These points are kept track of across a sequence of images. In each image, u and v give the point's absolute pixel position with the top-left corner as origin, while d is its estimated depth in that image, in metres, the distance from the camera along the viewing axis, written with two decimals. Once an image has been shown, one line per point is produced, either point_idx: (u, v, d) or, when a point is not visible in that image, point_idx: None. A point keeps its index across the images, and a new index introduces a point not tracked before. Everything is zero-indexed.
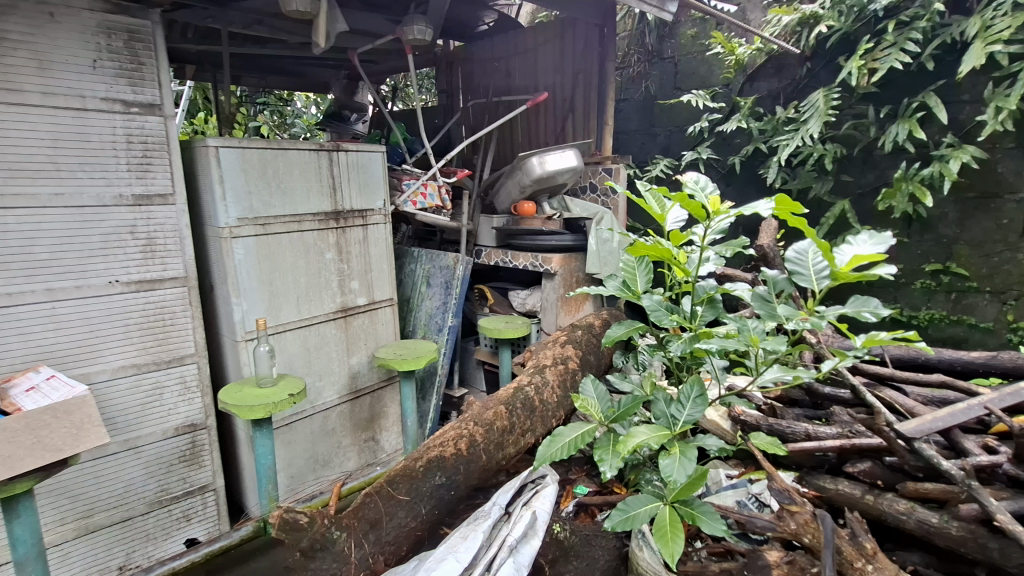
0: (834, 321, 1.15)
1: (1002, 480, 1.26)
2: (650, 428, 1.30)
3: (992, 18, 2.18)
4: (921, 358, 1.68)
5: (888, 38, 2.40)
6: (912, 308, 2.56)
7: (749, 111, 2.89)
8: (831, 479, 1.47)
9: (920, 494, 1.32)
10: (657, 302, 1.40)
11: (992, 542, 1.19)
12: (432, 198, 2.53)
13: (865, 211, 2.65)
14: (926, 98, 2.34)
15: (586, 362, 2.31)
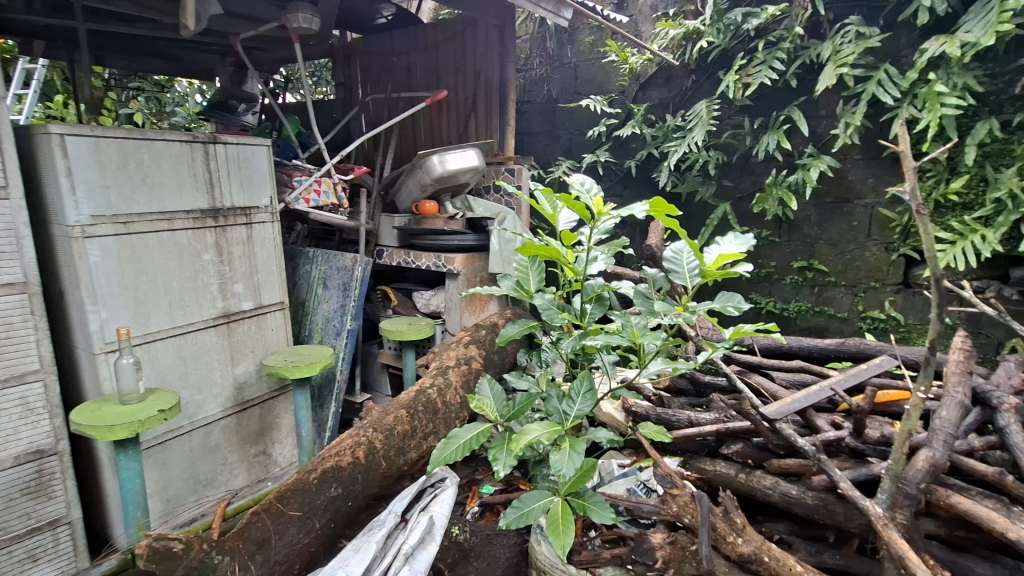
0: (705, 315, 1.23)
1: (846, 452, 1.42)
2: (543, 424, 1.33)
3: (841, 43, 2.47)
4: (785, 346, 1.85)
5: (759, 56, 2.65)
6: (784, 301, 2.84)
7: (642, 118, 3.05)
8: (710, 461, 1.60)
9: (783, 470, 1.46)
10: (548, 301, 1.43)
11: (838, 507, 1.34)
12: (327, 196, 2.42)
13: (743, 213, 2.91)
14: (791, 112, 2.61)
15: (490, 362, 2.32)
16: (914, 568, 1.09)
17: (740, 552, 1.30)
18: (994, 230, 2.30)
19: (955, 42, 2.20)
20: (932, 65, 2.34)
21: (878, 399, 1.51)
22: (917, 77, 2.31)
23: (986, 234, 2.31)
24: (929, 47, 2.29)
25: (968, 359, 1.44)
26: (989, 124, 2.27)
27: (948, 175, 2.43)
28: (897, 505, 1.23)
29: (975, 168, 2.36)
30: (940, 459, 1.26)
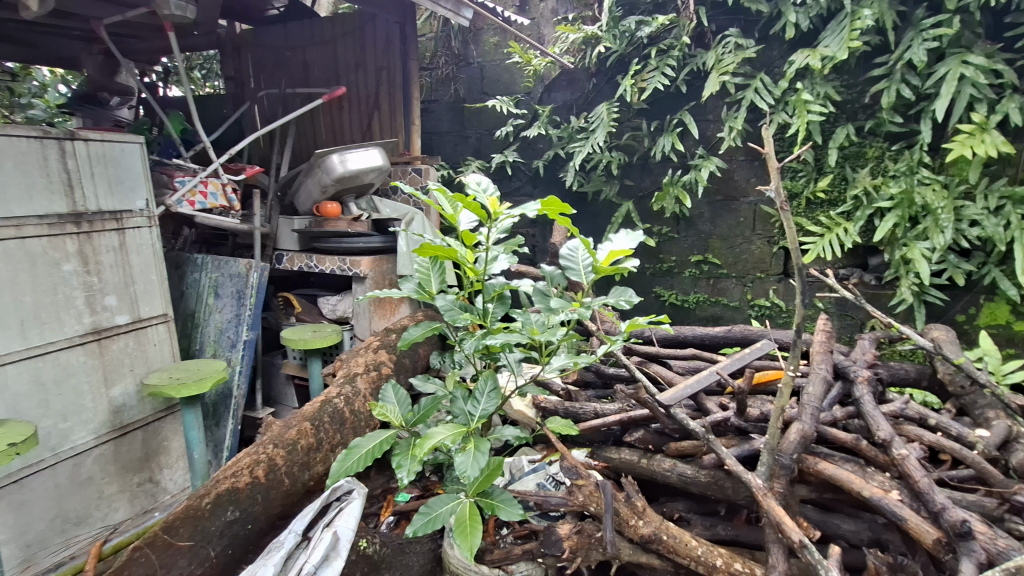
0: (600, 310, 1.28)
1: (733, 431, 1.54)
2: (448, 427, 1.31)
3: (723, 53, 2.67)
4: (679, 335, 1.97)
5: (652, 62, 2.80)
6: (684, 293, 3.03)
7: (547, 119, 3.13)
8: (615, 449, 1.68)
9: (680, 452, 1.56)
10: (450, 301, 1.43)
11: (727, 482, 1.45)
12: (215, 198, 2.28)
13: (644, 211, 3.07)
14: (682, 116, 2.79)
15: (401, 366, 2.26)
16: (789, 530, 1.21)
17: (642, 534, 1.37)
18: (854, 223, 2.60)
19: (816, 56, 2.47)
20: (799, 75, 2.60)
21: (759, 379, 1.65)
22: (788, 86, 2.56)
23: (848, 227, 2.61)
24: (796, 59, 2.54)
25: (829, 338, 1.62)
26: (846, 130, 2.57)
27: (816, 174, 2.71)
28: (775, 475, 1.36)
29: (837, 168, 2.65)
30: (808, 430, 1.40)
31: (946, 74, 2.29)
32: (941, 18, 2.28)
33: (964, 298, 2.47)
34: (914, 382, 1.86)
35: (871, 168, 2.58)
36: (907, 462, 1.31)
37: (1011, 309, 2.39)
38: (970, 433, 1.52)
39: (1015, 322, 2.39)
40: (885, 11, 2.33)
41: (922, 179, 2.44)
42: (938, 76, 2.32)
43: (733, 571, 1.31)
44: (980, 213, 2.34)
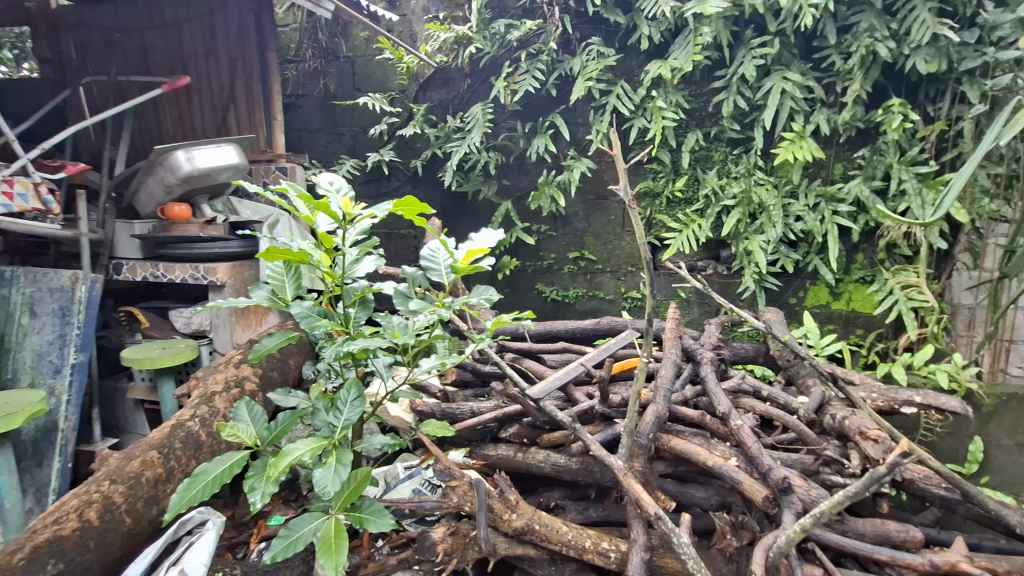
0: (461, 309, 1.30)
1: (599, 418, 1.63)
2: (308, 440, 1.26)
3: (588, 59, 2.82)
4: (552, 330, 2.04)
5: (523, 65, 2.88)
6: (564, 288, 3.15)
7: (423, 118, 3.08)
8: (492, 446, 1.72)
9: (552, 442, 1.63)
10: (308, 308, 1.35)
11: (594, 466, 1.53)
12: (24, 199, 1.98)
13: (522, 211, 3.15)
14: (554, 119, 2.91)
15: (269, 380, 2.08)
16: (646, 505, 1.30)
17: (515, 527, 1.40)
18: (706, 220, 2.87)
19: (667, 67, 2.70)
20: (655, 84, 2.83)
21: (621, 365, 1.76)
22: (645, 93, 2.78)
23: (701, 223, 2.88)
24: (650, 69, 2.76)
25: (679, 325, 1.77)
26: (696, 135, 2.83)
27: (673, 175, 2.95)
28: (634, 454, 1.46)
29: (690, 170, 2.92)
30: (661, 410, 1.52)
31: (772, 88, 2.63)
32: (765, 39, 2.61)
33: (795, 282, 2.84)
34: (753, 359, 2.09)
35: (717, 170, 2.87)
36: (741, 431, 1.47)
37: (830, 290, 2.79)
38: (794, 400, 1.76)
39: (833, 301, 2.78)
40: (721, 30, 2.61)
41: (757, 180, 2.78)
42: (765, 90, 2.66)
43: (601, 550, 1.40)
44: (802, 209, 2.72)
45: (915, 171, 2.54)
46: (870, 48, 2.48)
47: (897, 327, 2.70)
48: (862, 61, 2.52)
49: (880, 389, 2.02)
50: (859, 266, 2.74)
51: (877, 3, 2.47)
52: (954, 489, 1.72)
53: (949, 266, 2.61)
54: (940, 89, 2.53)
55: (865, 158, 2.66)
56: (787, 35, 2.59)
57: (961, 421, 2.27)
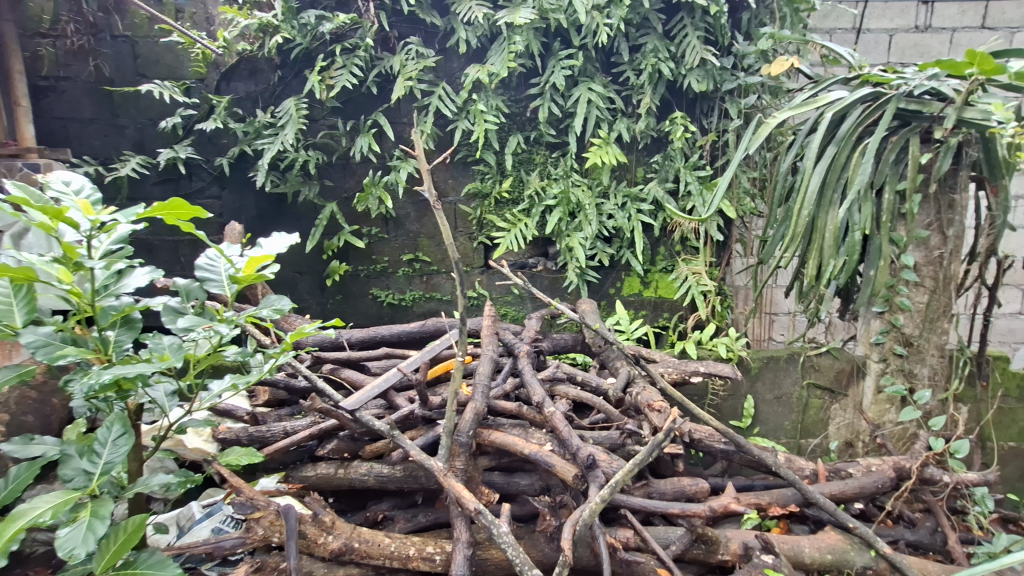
0: (248, 322, 1.23)
1: (422, 421, 1.62)
2: (54, 496, 1.08)
3: (407, 58, 2.80)
4: (374, 336, 1.98)
5: (338, 60, 2.75)
6: (401, 292, 3.07)
7: (226, 111, 2.78)
8: (311, 466, 1.62)
9: (374, 453, 1.58)
10: (48, 335, 1.13)
11: (418, 472, 1.51)
12: None
13: (349, 212, 3.00)
14: (376, 117, 2.84)
15: (21, 426, 1.66)
16: (467, 502, 1.32)
17: (331, 549, 1.34)
18: (532, 219, 3.03)
19: (484, 71, 2.80)
20: (475, 87, 2.91)
21: (439, 366, 1.77)
22: (466, 96, 2.85)
23: (527, 222, 3.03)
24: (469, 72, 2.83)
25: (496, 320, 1.82)
26: (517, 138, 2.98)
27: (499, 176, 3.06)
28: (455, 453, 1.47)
29: (514, 172, 3.05)
30: (480, 406, 1.56)
31: (579, 97, 2.87)
32: (571, 52, 2.83)
33: (612, 274, 3.13)
34: (572, 348, 2.24)
35: (539, 172, 3.04)
36: (553, 417, 1.57)
37: (641, 280, 3.13)
38: (603, 382, 1.93)
39: (644, 290, 3.13)
40: (532, 39, 2.77)
41: (574, 182, 3.01)
42: (574, 98, 2.90)
43: (426, 555, 1.38)
44: (613, 208, 3.01)
45: (696, 175, 2.97)
46: (655, 66, 2.84)
47: (693, 308, 3.13)
48: (650, 78, 2.87)
49: (675, 363, 2.32)
50: (661, 258, 3.12)
51: (658, 28, 2.83)
52: (729, 441, 2.06)
53: (726, 255, 3.10)
54: (710, 106, 2.99)
55: (659, 162, 3.04)
56: (589, 49, 2.84)
57: (737, 383, 2.73)
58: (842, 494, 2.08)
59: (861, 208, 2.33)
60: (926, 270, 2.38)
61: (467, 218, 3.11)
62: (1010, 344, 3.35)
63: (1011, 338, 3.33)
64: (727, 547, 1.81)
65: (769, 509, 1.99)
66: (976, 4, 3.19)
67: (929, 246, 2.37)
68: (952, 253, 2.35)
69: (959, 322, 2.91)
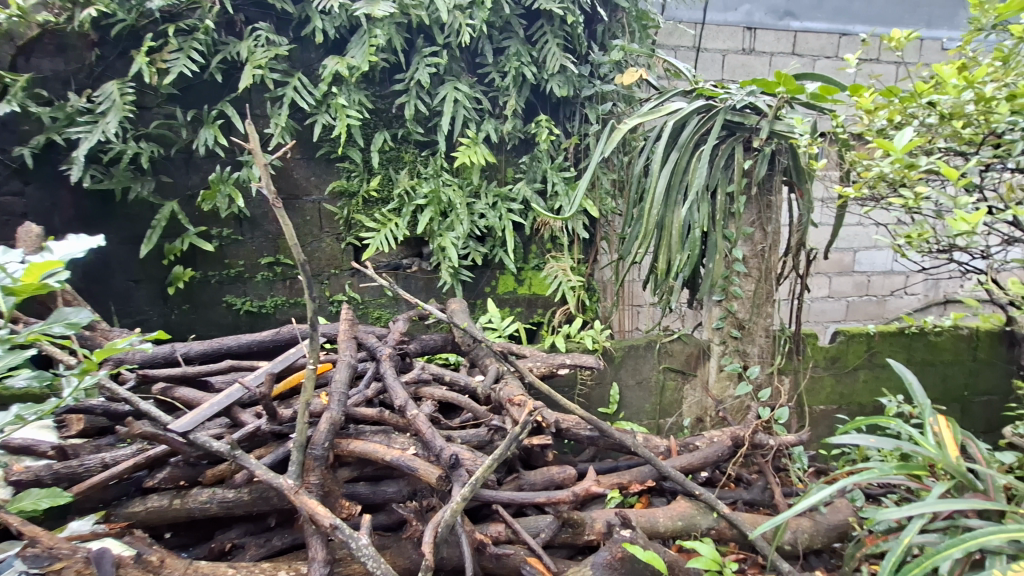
0: (29, 339, 1.11)
1: (271, 437, 1.51)
2: None
3: (255, 46, 2.60)
4: (219, 346, 1.84)
5: (172, 42, 2.47)
6: (260, 298, 2.82)
7: (26, 92, 2.36)
8: (140, 500, 1.42)
9: (216, 477, 1.44)
10: None
11: (269, 492, 1.40)
12: None
13: (194, 212, 2.70)
14: (223, 108, 2.60)
15: None
16: (321, 519, 1.25)
17: None
18: (402, 218, 2.96)
19: (344, 64, 2.68)
20: (335, 81, 2.78)
21: (287, 382, 1.66)
22: (325, 89, 2.72)
23: (397, 222, 2.95)
24: (328, 64, 2.70)
25: (354, 324, 1.76)
26: (383, 135, 2.90)
27: (366, 175, 2.95)
28: (309, 468, 1.39)
29: (382, 170, 2.96)
30: (336, 415, 1.49)
31: (445, 96, 2.87)
32: (435, 50, 2.82)
33: (486, 273, 3.17)
34: (442, 348, 2.22)
35: (408, 170, 2.98)
36: (415, 420, 1.55)
37: (515, 278, 3.20)
38: (470, 380, 1.94)
39: (519, 287, 3.21)
40: (394, 34, 2.71)
41: (444, 181, 2.99)
42: (440, 97, 2.88)
43: None
44: (484, 208, 3.04)
45: (562, 176, 3.11)
46: (519, 69, 2.92)
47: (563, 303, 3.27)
48: (515, 81, 2.94)
49: (543, 357, 2.41)
50: (534, 256, 3.22)
51: (520, 33, 2.91)
52: (593, 427, 2.18)
53: (592, 251, 3.28)
54: (572, 111, 3.14)
55: (527, 163, 3.13)
56: (453, 48, 2.84)
57: (602, 372, 2.90)
58: (690, 465, 2.30)
59: (699, 207, 2.61)
60: (753, 262, 2.73)
61: (334, 218, 2.96)
62: (821, 322, 3.96)
63: (822, 318, 3.94)
64: (592, 527, 1.91)
65: (629, 487, 2.15)
66: (787, 33, 3.73)
67: (754, 241, 2.71)
68: (771, 246, 2.72)
69: (782, 306, 3.37)
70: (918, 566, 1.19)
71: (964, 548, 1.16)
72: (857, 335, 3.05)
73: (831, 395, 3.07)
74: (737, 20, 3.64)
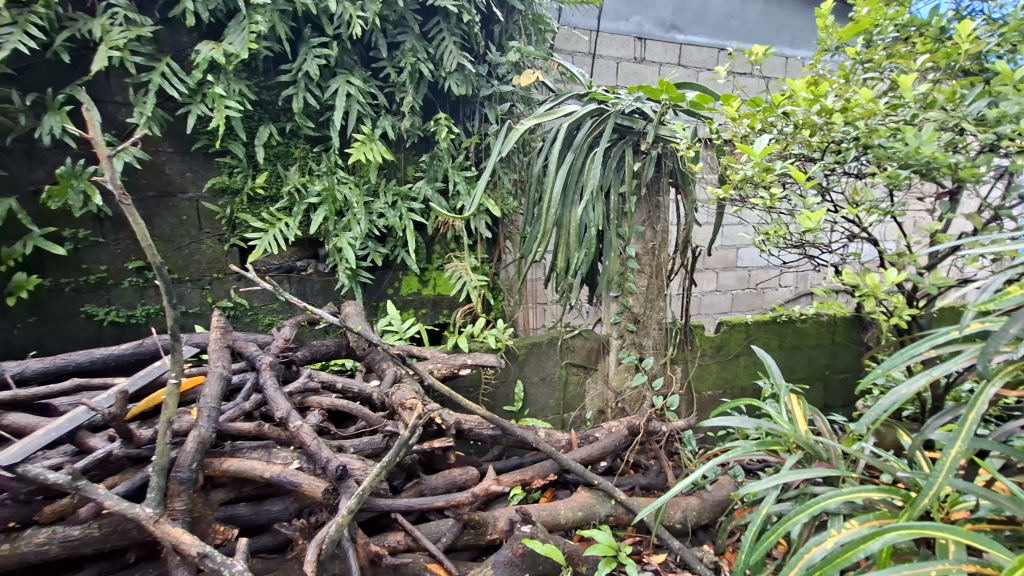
0: None
1: (128, 463, 1.35)
2: None
3: (111, 24, 2.33)
4: (66, 362, 1.69)
5: (4, 14, 2.14)
6: (128, 307, 2.52)
7: None
8: None
9: (57, 514, 1.25)
10: None
11: (124, 524, 1.24)
12: None
13: (40, 211, 2.36)
14: (72, 92, 2.29)
15: None
16: (187, 548, 1.13)
17: None
18: (293, 218, 2.78)
19: (220, 50, 2.47)
20: (210, 68, 2.56)
21: (146, 401, 1.52)
22: (199, 77, 2.49)
23: (288, 221, 2.77)
24: (201, 50, 2.48)
25: (226, 334, 1.64)
26: (268, 129, 2.70)
27: (251, 171, 2.74)
28: (173, 494, 1.25)
29: (269, 166, 2.77)
30: (205, 433, 1.36)
31: (337, 90, 2.74)
32: (324, 40, 2.68)
33: (388, 274, 3.07)
34: (336, 354, 2.11)
35: (298, 167, 2.81)
36: (299, 432, 1.46)
37: (418, 279, 3.13)
38: (363, 386, 1.86)
39: (422, 288, 3.14)
40: (277, 21, 2.54)
41: (340, 179, 2.85)
42: (332, 90, 2.75)
43: None
44: (383, 207, 2.94)
45: (463, 175, 3.09)
46: (415, 66, 2.85)
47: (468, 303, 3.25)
48: (411, 77, 2.87)
49: (444, 358, 2.37)
50: (437, 256, 3.17)
51: (415, 28, 2.85)
52: (495, 426, 2.18)
53: (496, 251, 3.29)
54: (471, 110, 3.13)
55: (427, 162, 3.07)
56: (344, 40, 2.72)
57: (505, 370, 2.92)
58: (590, 456, 2.38)
59: (594, 207, 2.70)
60: (645, 259, 2.87)
61: (215, 218, 2.72)
62: (709, 314, 4.28)
63: (710, 310, 4.26)
64: (494, 527, 1.90)
65: (531, 483, 2.17)
66: (673, 45, 3.98)
67: (646, 239, 2.85)
68: (661, 244, 2.88)
69: (674, 300, 3.60)
70: (774, 533, 1.31)
71: (810, 513, 1.29)
72: (738, 325, 3.33)
73: (717, 381, 3.33)
74: (628, 30, 3.83)
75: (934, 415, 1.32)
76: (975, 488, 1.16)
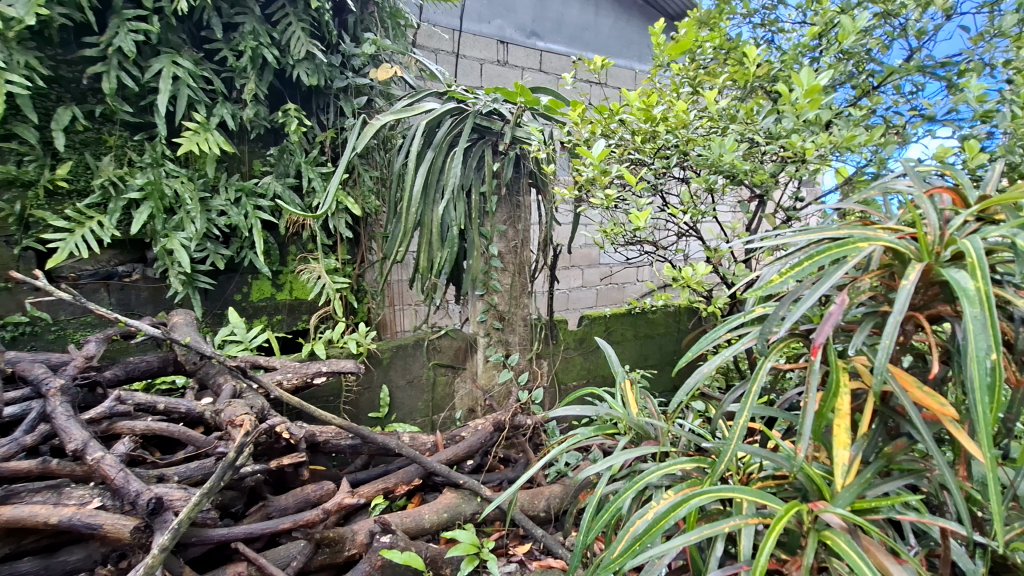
0: None
1: None
2: None
3: None
4: None
5: None
6: None
7: None
8: None
9: None
10: None
11: None
12: None
13: None
14: None
15: None
16: None
17: None
18: (108, 216, 2.40)
19: None
20: None
21: None
22: None
23: (101, 220, 2.38)
24: None
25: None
26: (71, 111, 2.30)
27: (48, 160, 2.31)
28: None
29: (73, 156, 2.36)
30: None
31: (161, 71, 2.41)
32: (140, 13, 2.34)
33: (234, 278, 2.79)
34: (160, 371, 1.86)
35: (114, 157, 2.43)
36: (100, 465, 1.26)
37: (271, 283, 2.88)
38: (195, 404, 1.66)
39: (276, 293, 2.89)
40: None
41: (168, 172, 2.52)
42: (154, 71, 2.41)
43: None
44: (224, 203, 2.65)
45: (318, 171, 2.90)
46: (257, 50, 2.61)
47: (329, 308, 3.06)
48: (253, 62, 2.62)
49: (296, 367, 2.21)
50: (292, 258, 2.94)
51: (256, 9, 2.60)
52: (354, 435, 2.08)
53: (359, 251, 3.14)
54: (325, 102, 2.95)
55: (275, 156, 2.83)
56: (166, 15, 2.40)
57: (368, 375, 2.81)
58: (455, 457, 2.37)
59: (456, 206, 2.70)
60: (508, 257, 2.92)
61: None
62: (575, 309, 4.52)
63: (575, 305, 4.50)
64: (353, 541, 1.77)
65: (394, 490, 2.11)
66: (534, 51, 4.13)
67: (508, 238, 2.91)
68: (522, 243, 2.96)
69: (540, 297, 3.73)
70: (608, 511, 1.40)
71: (637, 488, 1.39)
72: (597, 318, 3.55)
73: (581, 371, 3.52)
74: (489, 33, 3.89)
75: (729, 389, 1.52)
76: (761, 451, 1.34)
